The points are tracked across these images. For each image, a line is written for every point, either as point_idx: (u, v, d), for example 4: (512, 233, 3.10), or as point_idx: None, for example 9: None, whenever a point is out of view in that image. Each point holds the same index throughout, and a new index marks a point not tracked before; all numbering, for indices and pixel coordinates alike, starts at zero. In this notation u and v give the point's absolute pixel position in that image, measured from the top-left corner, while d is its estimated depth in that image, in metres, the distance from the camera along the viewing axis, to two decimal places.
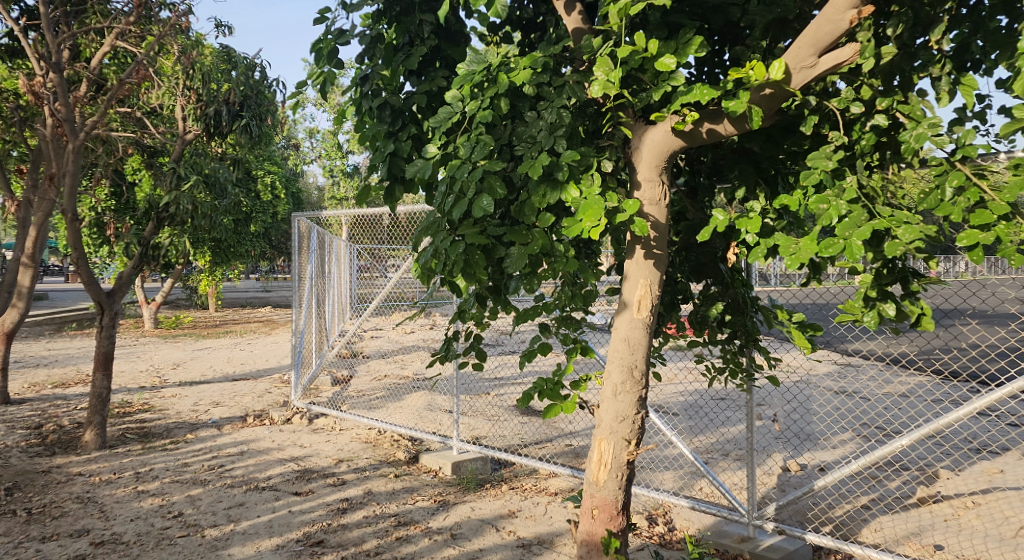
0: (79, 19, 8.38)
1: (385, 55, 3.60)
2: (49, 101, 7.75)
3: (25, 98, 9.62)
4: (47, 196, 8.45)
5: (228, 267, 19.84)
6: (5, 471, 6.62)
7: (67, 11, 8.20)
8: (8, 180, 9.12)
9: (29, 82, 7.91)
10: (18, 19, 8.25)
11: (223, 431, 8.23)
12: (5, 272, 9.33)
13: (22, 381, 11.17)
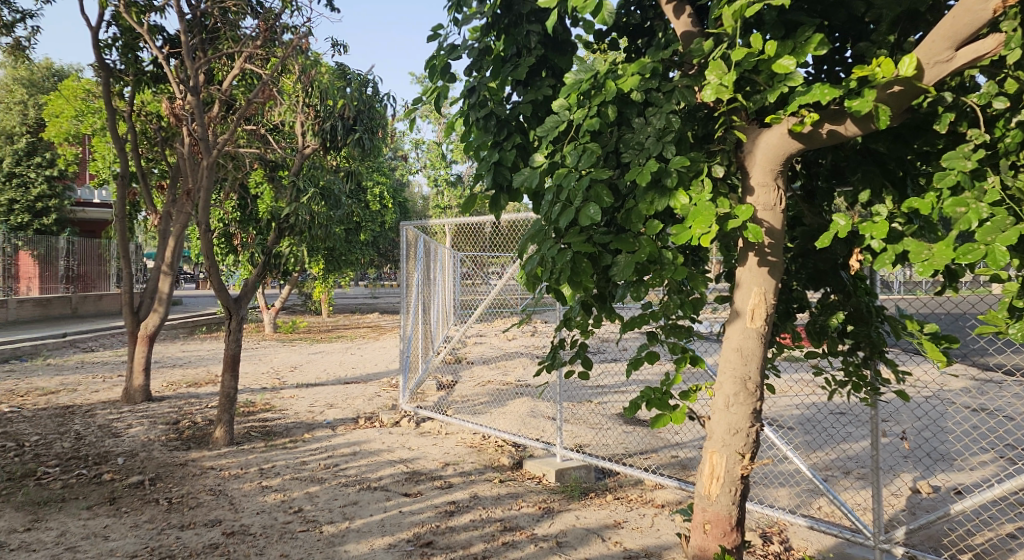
0: (213, 45, 9.00)
1: (493, 67, 3.66)
2: (185, 121, 8.36)
3: (165, 119, 10.41)
4: (183, 209, 9.12)
5: (341, 274, 20.69)
6: (148, 463, 7.14)
7: (203, 38, 8.82)
8: (150, 194, 9.87)
9: (169, 104, 8.56)
10: (161, 46, 8.95)
11: (337, 432, 8.55)
12: (148, 280, 10.09)
13: (160, 379, 12.05)
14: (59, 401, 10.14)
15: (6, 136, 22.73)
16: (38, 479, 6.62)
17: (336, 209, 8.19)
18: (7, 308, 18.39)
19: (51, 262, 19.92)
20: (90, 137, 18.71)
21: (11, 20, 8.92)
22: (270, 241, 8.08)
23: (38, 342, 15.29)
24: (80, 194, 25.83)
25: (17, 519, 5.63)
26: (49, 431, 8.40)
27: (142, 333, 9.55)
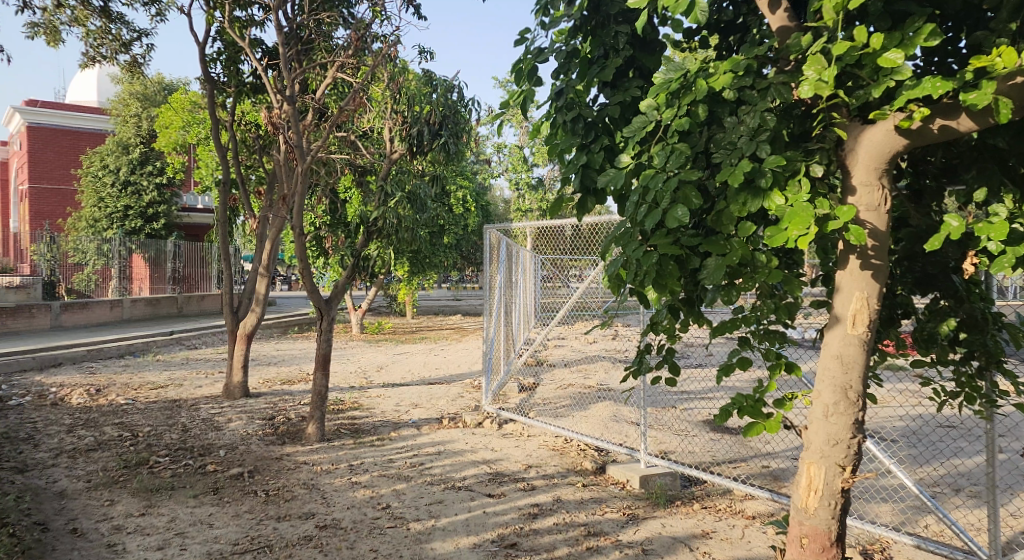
0: (308, 56, 9.34)
1: (580, 68, 3.64)
2: (281, 129, 8.71)
3: (263, 128, 10.87)
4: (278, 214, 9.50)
5: (425, 277, 21.05)
6: (246, 456, 7.46)
7: (299, 50, 9.16)
8: (248, 200, 10.33)
9: (267, 113, 8.94)
10: (261, 58, 9.34)
11: (422, 431, 8.70)
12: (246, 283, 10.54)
13: (256, 377, 12.57)
14: (166, 395, 10.73)
15: (121, 146, 24.22)
16: (149, 468, 7.02)
17: (422, 213, 8.34)
18: (120, 307, 19.60)
19: (159, 264, 21.09)
20: (195, 146, 19.73)
21: (127, 38, 9.50)
22: (359, 244, 8.32)
23: (148, 339, 16.22)
24: (186, 201, 27.27)
25: (131, 505, 5.99)
26: (158, 423, 8.89)
27: (240, 334, 10.02)
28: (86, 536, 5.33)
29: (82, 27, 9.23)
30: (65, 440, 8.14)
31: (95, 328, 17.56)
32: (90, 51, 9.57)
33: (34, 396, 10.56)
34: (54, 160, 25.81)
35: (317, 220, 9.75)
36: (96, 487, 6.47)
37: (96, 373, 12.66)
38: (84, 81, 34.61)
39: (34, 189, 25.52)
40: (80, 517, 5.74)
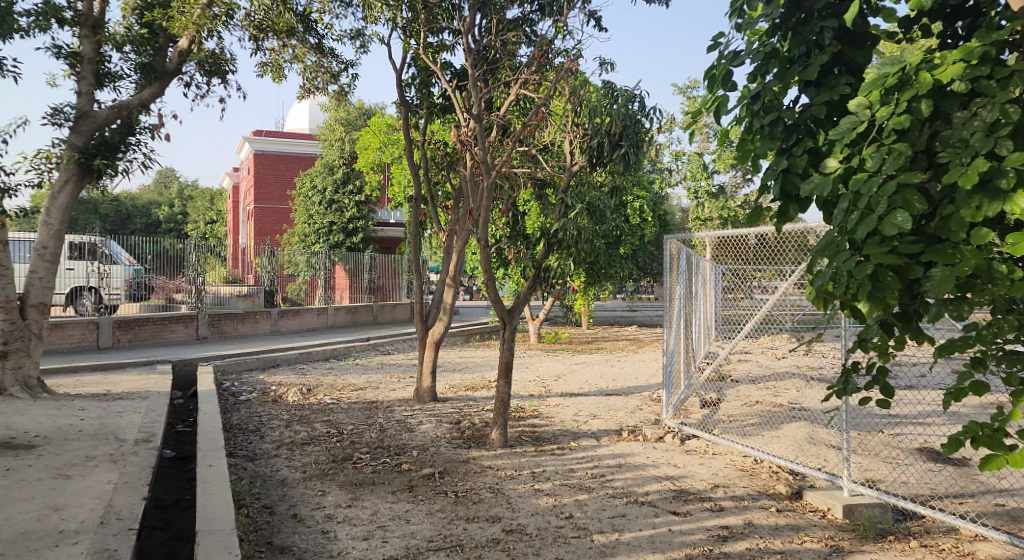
0: (493, 75, 9.66)
1: (780, 69, 3.45)
2: (468, 146, 9.08)
3: (451, 146, 11.36)
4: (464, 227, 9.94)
5: (601, 287, 21.02)
6: (436, 457, 7.81)
7: (486, 69, 9.51)
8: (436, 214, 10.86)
9: (456, 131, 9.38)
10: (450, 81, 9.80)
11: (602, 443, 8.65)
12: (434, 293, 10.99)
13: (443, 382, 13.17)
14: (365, 397, 11.52)
15: (328, 167, 26.43)
16: (353, 463, 7.56)
17: (602, 224, 8.31)
18: (325, 314, 21.36)
19: (357, 275, 22.72)
20: (390, 166, 21.12)
21: (337, 69, 10.38)
22: (540, 256, 8.44)
23: (349, 344, 17.53)
24: (381, 216, 29.17)
25: (340, 496, 6.48)
26: (359, 422, 9.57)
27: (430, 341, 10.46)
28: (305, 522, 5.83)
29: (300, 63, 10.20)
30: (284, 433, 9.00)
31: (305, 334, 19.26)
32: (306, 84, 10.55)
33: (258, 392, 11.78)
34: (274, 183, 28.74)
35: (497, 234, 9.99)
36: (311, 477, 7.08)
37: (306, 374, 13.87)
38: (297, 110, 38.26)
39: (258, 209, 28.56)
40: (298, 503, 6.30)
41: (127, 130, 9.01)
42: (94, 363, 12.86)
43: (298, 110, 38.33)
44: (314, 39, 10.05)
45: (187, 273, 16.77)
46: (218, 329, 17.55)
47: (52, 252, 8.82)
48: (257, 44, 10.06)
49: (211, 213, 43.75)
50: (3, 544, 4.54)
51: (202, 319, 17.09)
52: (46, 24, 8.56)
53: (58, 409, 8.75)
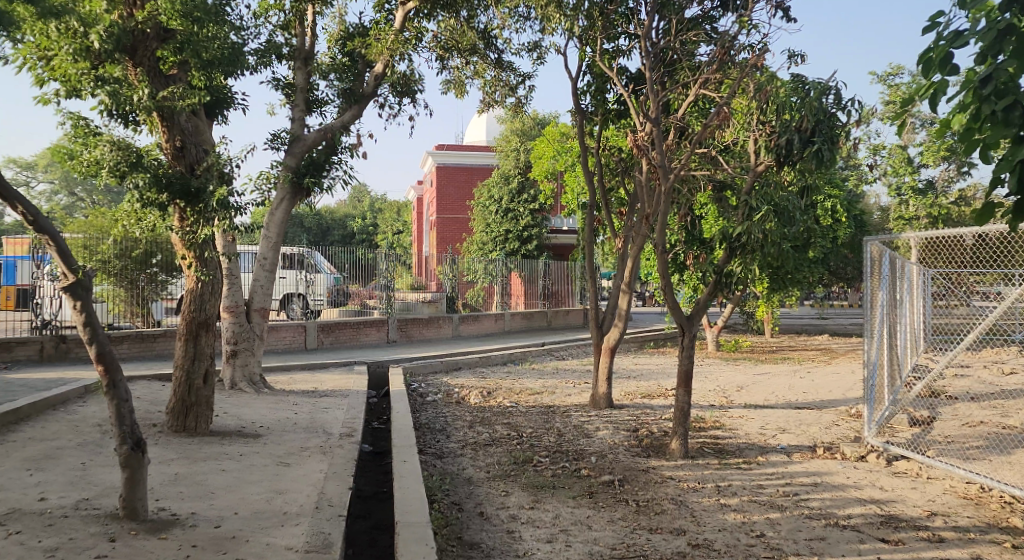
0: (671, 76, 9.42)
1: (1018, 48, 3.01)
2: (645, 150, 8.91)
3: (626, 151, 11.17)
4: (640, 232, 9.74)
5: (788, 293, 19.86)
6: (616, 465, 7.70)
7: (663, 71, 9.29)
8: (611, 220, 10.73)
9: (633, 137, 9.23)
10: (627, 86, 9.68)
11: (793, 459, 8.12)
12: (609, 300, 10.89)
13: (619, 389, 13.01)
14: (542, 401, 11.63)
15: (504, 177, 27.13)
16: (534, 466, 7.65)
17: (790, 227, 7.81)
18: (502, 320, 21.87)
19: (532, 281, 23.10)
20: (564, 174, 21.33)
21: (515, 82, 10.61)
22: (721, 261, 8.08)
23: (525, 349, 17.84)
24: (553, 223, 29.23)
25: (522, 498, 6.56)
26: (538, 426, 9.68)
27: (605, 347, 10.38)
28: (491, 520, 5.98)
29: (481, 78, 10.54)
30: (468, 434, 9.31)
31: (484, 339, 19.83)
32: (486, 98, 10.86)
33: (444, 394, 12.31)
34: (454, 196, 29.94)
35: (673, 240, 9.69)
36: (495, 478, 7.25)
37: (487, 377, 14.27)
38: (476, 123, 39.65)
39: (440, 219, 29.94)
40: (484, 502, 6.47)
41: (332, 150, 9.72)
42: (302, 362, 14.08)
43: (477, 122, 39.70)
44: (494, 54, 10.35)
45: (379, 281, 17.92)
46: (406, 334, 18.56)
47: (269, 262, 9.77)
48: (443, 63, 10.50)
49: (398, 224, 46.54)
50: (239, 521, 5.06)
51: (392, 324, 18.19)
52: (267, 60, 9.50)
53: (276, 403, 9.64)
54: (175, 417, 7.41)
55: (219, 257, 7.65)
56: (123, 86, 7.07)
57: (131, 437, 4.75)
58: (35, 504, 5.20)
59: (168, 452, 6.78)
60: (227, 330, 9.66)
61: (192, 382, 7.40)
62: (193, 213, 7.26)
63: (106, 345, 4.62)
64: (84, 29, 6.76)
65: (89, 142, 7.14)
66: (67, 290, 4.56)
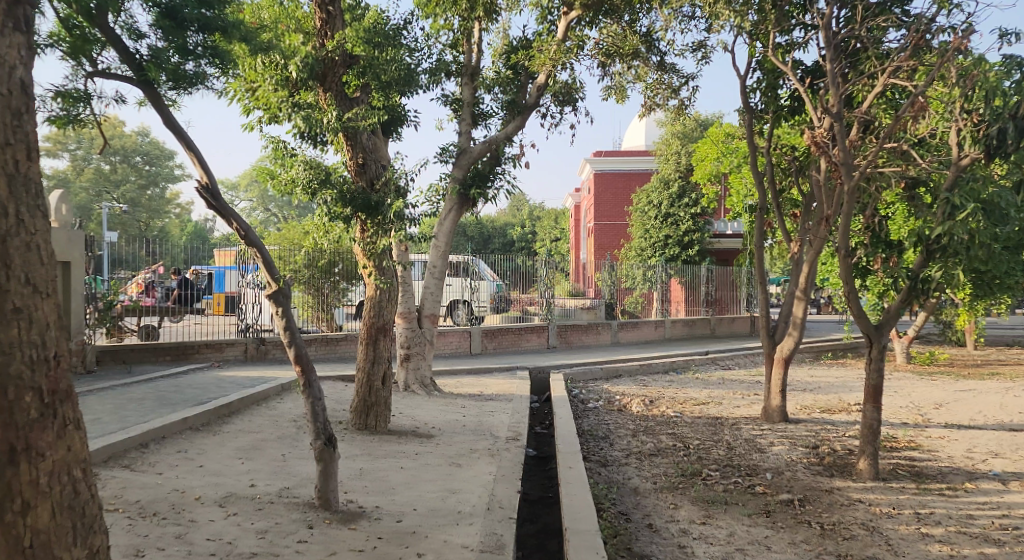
0: (855, 67, 8.66)
1: None
2: (825, 147, 8.25)
3: (800, 150, 10.40)
4: (818, 235, 9.03)
5: (996, 301, 17.75)
6: (796, 483, 7.17)
7: (845, 61, 8.56)
8: (785, 223, 10.05)
9: (810, 134, 8.58)
10: (803, 80, 9.03)
11: (1010, 488, 7.16)
12: (783, 306, 10.20)
13: (795, 403, 12.19)
14: (709, 412, 11.13)
15: (663, 182, 26.31)
16: (704, 479, 7.30)
17: (1001, 226, 6.95)
18: (663, 327, 21.29)
19: (696, 288, 22.30)
20: (731, 176, 20.44)
21: (678, 84, 10.26)
22: (915, 265, 7.28)
23: (689, 357, 17.22)
24: (718, 227, 28.11)
25: (694, 512, 6.26)
26: (706, 438, 9.26)
27: (778, 358, 9.75)
28: (662, 533, 5.75)
29: (642, 82, 10.30)
30: (632, 443, 9.07)
31: (646, 347, 19.40)
32: (647, 101, 10.60)
33: (605, 401, 12.13)
34: (612, 200, 29.58)
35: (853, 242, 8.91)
36: (663, 489, 6.99)
37: (649, 385, 13.91)
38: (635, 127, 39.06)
39: (598, 225, 29.68)
40: (653, 514, 6.25)
41: (496, 161, 9.87)
42: (467, 367, 14.46)
43: (637, 126, 39.11)
44: (657, 56, 10.08)
45: (538, 288, 18.06)
46: (565, 340, 18.58)
47: (439, 270, 10.09)
48: (604, 69, 10.34)
49: (556, 231, 46.81)
50: (418, 517, 5.21)
51: (552, 330, 18.31)
52: (438, 77, 9.82)
53: (445, 406, 9.96)
54: (358, 415, 7.85)
55: (396, 266, 8.00)
56: (315, 110, 7.56)
57: (324, 433, 4.98)
58: (246, 490, 5.66)
59: (353, 448, 7.16)
60: (400, 335, 10.08)
61: (370, 384, 7.78)
62: (373, 225, 7.61)
63: (303, 347, 4.91)
64: (284, 61, 7.42)
65: (286, 163, 7.60)
66: (271, 296, 4.91)
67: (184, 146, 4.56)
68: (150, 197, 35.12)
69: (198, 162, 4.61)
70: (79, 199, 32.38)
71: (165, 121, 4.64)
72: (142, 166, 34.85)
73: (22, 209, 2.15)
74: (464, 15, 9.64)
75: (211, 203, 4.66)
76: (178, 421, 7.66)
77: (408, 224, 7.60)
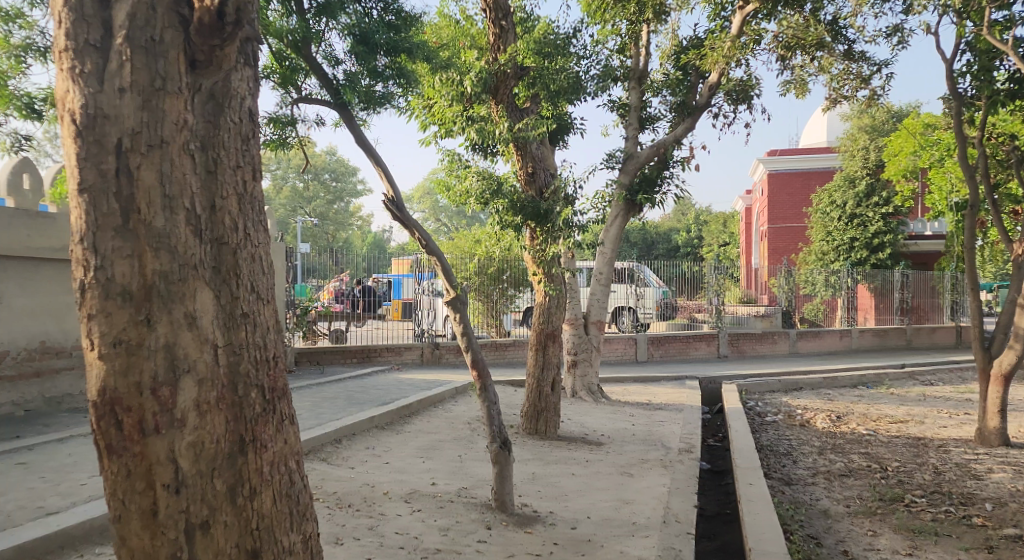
0: None
1: None
2: None
3: (1020, 137, 9.24)
4: None
5: None
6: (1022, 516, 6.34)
7: None
8: (1003, 222, 8.95)
9: None
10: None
11: None
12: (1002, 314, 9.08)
13: (1014, 424, 10.83)
14: (907, 431, 10.18)
15: (848, 180, 24.35)
16: (907, 505, 6.67)
17: None
18: (849, 336, 19.70)
19: (887, 294, 20.53)
20: (931, 170, 18.61)
21: (868, 73, 9.52)
22: None
23: (882, 371, 15.83)
24: (915, 228, 25.65)
25: (896, 542, 5.74)
26: (906, 460, 8.45)
27: (997, 374, 8.75)
28: None
29: (827, 73, 9.67)
30: (819, 461, 8.50)
31: (830, 358, 18.12)
32: (831, 93, 9.94)
33: (784, 415, 11.47)
34: (789, 202, 27.98)
35: None
36: (857, 514, 6.47)
37: (834, 400, 12.96)
38: (817, 122, 36.67)
39: (773, 228, 28.16)
40: (848, 540, 5.80)
41: (665, 165, 9.63)
42: (635, 375, 14.25)
43: (818, 121, 36.75)
44: (844, 45, 9.41)
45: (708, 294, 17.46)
46: (738, 348, 17.76)
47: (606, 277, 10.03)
48: (784, 63, 9.79)
49: (725, 235, 44.95)
50: (594, 526, 5.20)
51: (723, 338, 17.54)
52: (605, 83, 9.78)
53: (613, 414, 9.90)
54: (529, 420, 7.99)
55: (564, 272, 8.01)
56: (488, 123, 7.68)
57: (499, 436, 5.10)
58: (428, 487, 5.95)
59: (526, 453, 7.30)
60: (568, 341, 10.07)
61: (541, 389, 7.89)
62: (543, 232, 7.64)
63: (479, 353, 5.06)
64: (459, 77, 7.64)
65: (461, 175, 7.96)
66: (450, 303, 5.10)
67: (373, 163, 4.89)
68: (336, 211, 38.02)
69: (385, 177, 4.93)
70: (278, 214, 35.72)
71: (358, 141, 5.01)
72: (330, 183, 37.82)
73: (249, 223, 2.38)
74: (632, 18, 9.56)
75: (395, 215, 4.95)
76: (366, 419, 8.21)
77: (577, 231, 7.54)
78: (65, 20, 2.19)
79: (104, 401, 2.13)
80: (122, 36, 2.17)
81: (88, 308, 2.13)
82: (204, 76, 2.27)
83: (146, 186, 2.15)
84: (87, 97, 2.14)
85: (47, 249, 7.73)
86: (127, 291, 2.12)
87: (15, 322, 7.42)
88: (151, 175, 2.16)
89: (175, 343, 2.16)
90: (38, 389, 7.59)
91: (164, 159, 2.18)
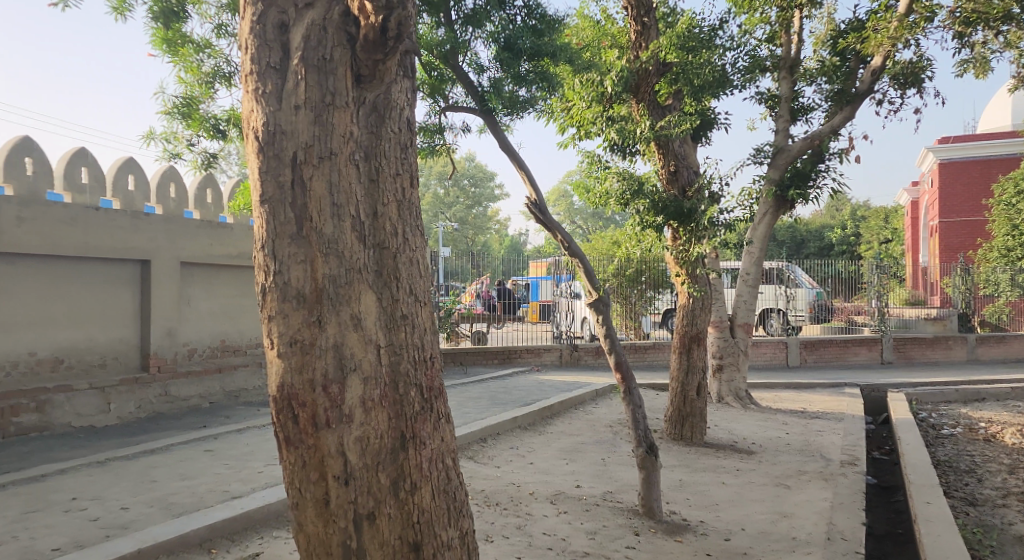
0: None
1: None
2: None
3: None
4: None
5: None
6: None
7: None
8: None
9: None
10: None
11: None
12: None
13: None
14: None
15: None
16: None
17: None
18: None
19: None
20: None
21: None
22: None
23: None
24: None
25: None
26: None
27: None
28: None
29: (1014, 49, 8.75)
30: (1007, 481, 7.68)
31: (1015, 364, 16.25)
32: (1020, 70, 8.97)
33: (963, 428, 10.45)
34: (963, 194, 25.63)
35: None
36: None
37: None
38: (997, 105, 33.18)
39: (944, 223, 25.89)
40: None
41: (820, 158, 9.08)
42: (788, 381, 13.55)
43: (996, 104, 33.34)
44: None
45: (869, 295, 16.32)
46: (905, 354, 16.09)
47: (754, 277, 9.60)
48: (963, 40, 8.95)
49: (885, 233, 41.62)
50: (750, 539, 4.98)
51: (888, 343, 15.98)
52: (754, 75, 9.36)
53: (765, 421, 9.45)
54: (673, 424, 7.80)
55: (709, 272, 7.74)
56: (629, 122, 7.67)
57: (645, 440, 5.01)
58: (574, 490, 5.96)
59: (672, 459, 7.13)
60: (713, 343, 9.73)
61: (685, 394, 7.69)
62: (687, 232, 7.42)
63: (622, 355, 5.00)
64: (600, 77, 7.63)
65: (602, 176, 7.90)
66: (591, 304, 5.08)
67: (516, 166, 4.97)
68: (475, 215, 38.85)
69: (529, 181, 4.99)
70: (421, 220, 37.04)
71: (503, 145, 5.11)
72: (470, 188, 38.72)
73: (408, 229, 2.48)
74: (784, 5, 9.11)
75: (539, 217, 5.00)
76: (509, 419, 8.33)
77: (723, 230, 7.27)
78: (251, 47, 2.40)
79: (282, 397, 2.30)
80: (297, 56, 2.34)
81: (269, 310, 2.32)
82: (368, 90, 2.40)
83: (318, 196, 2.31)
84: (268, 115, 2.33)
85: (226, 256, 8.45)
86: (302, 294, 2.29)
87: (202, 323, 8.21)
88: (322, 185, 2.31)
89: (343, 342, 2.29)
90: (219, 384, 8.30)
91: (333, 169, 2.32)
